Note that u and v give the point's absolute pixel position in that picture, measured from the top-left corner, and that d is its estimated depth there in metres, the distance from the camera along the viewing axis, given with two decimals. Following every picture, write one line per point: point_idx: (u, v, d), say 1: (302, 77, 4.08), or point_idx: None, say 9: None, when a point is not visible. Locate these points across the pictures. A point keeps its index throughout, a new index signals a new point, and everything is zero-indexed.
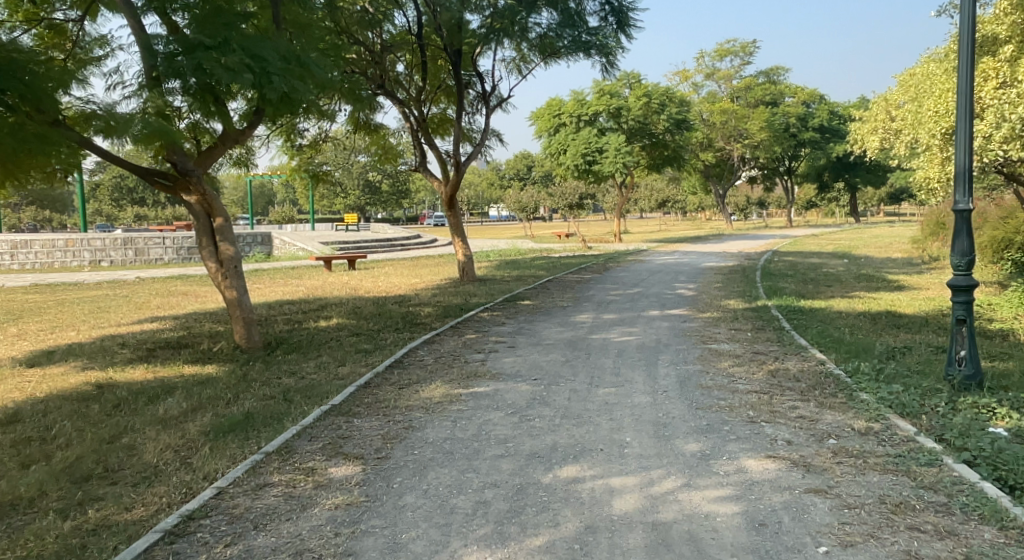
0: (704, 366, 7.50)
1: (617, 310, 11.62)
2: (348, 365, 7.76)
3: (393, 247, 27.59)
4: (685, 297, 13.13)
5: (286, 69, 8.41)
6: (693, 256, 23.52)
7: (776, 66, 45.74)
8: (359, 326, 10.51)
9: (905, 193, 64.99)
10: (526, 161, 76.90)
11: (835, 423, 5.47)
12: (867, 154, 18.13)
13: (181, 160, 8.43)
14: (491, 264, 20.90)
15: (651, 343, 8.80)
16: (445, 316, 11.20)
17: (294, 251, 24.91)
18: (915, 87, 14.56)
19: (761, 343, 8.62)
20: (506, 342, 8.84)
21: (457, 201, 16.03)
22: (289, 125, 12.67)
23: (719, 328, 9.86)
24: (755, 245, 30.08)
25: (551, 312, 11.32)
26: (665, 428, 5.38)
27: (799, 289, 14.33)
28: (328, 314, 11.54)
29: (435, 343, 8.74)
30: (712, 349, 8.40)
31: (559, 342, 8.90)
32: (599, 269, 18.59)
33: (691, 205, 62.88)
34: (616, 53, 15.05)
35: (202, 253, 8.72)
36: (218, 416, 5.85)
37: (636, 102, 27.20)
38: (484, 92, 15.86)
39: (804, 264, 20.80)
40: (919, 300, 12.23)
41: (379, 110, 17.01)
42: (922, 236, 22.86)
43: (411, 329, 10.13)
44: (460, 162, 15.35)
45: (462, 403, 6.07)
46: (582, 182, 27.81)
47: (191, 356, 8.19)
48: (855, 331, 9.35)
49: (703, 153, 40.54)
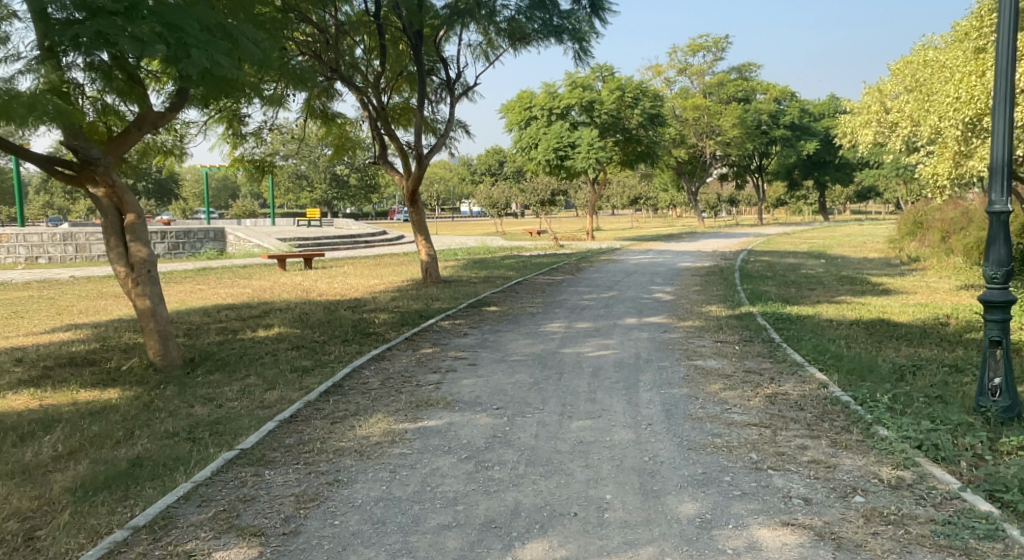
0: (691, 390, 6.47)
1: (590, 318, 10.57)
2: (278, 390, 6.65)
3: (355, 243, 26.34)
4: (663, 302, 12.13)
5: (208, 41, 7.39)
6: (668, 255, 22.66)
7: (749, 63, 45.11)
8: (303, 336, 9.36)
9: (873, 192, 65.04)
10: (497, 157, 75.62)
11: (856, 470, 4.47)
12: (859, 148, 17.36)
13: (84, 146, 7.24)
14: (457, 263, 19.77)
15: (630, 360, 7.75)
16: (401, 325, 10.07)
17: (249, 248, 23.55)
18: (914, 76, 13.73)
19: (752, 360, 7.63)
20: (466, 359, 7.74)
21: (419, 196, 14.89)
22: (231, 111, 11.49)
23: (704, 340, 8.88)
24: (729, 243, 29.45)
25: (518, 321, 10.23)
26: (652, 479, 4.37)
27: (784, 293, 13.42)
28: (270, 322, 10.34)
29: (383, 359, 7.61)
30: (698, 367, 7.38)
31: (526, 359, 7.82)
32: (570, 270, 17.59)
33: (663, 202, 62.31)
34: (590, 39, 14.04)
35: (110, 255, 7.54)
36: (97, 465, 4.80)
37: (609, 96, 26.30)
38: (448, 79, 14.74)
39: (782, 265, 20.01)
40: (913, 306, 11.39)
41: (336, 98, 15.83)
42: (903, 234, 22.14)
43: (361, 341, 9.00)
44: (422, 154, 14.21)
45: (404, 445, 4.98)
46: (553, 178, 26.80)
47: (92, 378, 7.05)
48: (854, 343, 8.40)
49: (676, 149, 39.81)
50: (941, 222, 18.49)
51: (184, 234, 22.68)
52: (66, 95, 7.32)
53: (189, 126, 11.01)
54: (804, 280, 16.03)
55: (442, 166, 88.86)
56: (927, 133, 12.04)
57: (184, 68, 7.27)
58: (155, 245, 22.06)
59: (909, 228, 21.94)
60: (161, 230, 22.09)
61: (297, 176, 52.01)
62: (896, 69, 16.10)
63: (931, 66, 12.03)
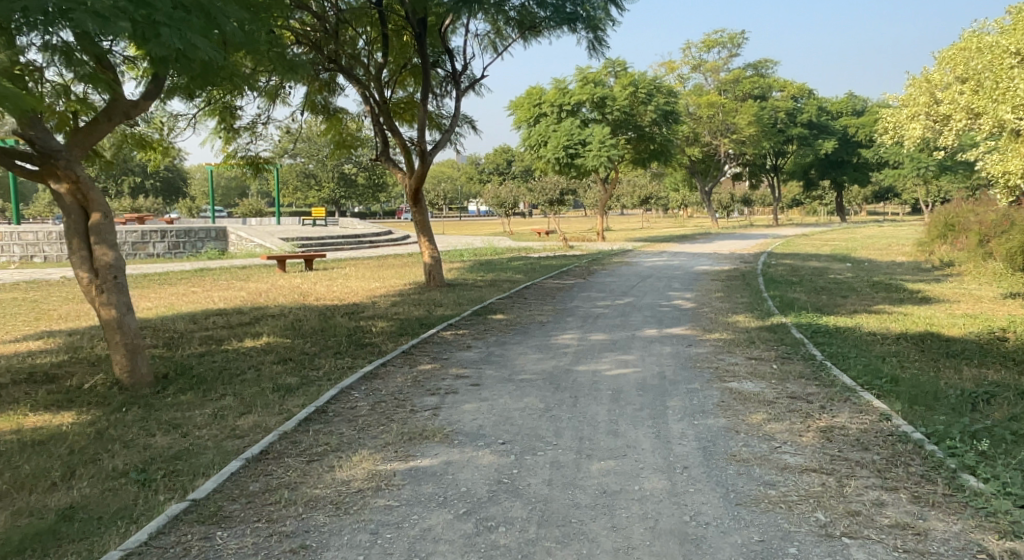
0: (730, 421, 5.58)
1: (606, 328, 9.67)
2: (254, 413, 5.79)
3: (360, 244, 25.52)
4: (684, 310, 11.22)
5: (182, 18, 6.63)
6: (684, 257, 21.68)
7: (764, 59, 44.00)
8: (294, 346, 8.47)
9: (891, 192, 63.72)
10: (506, 156, 74.74)
11: (953, 540, 3.58)
12: (909, 143, 16.13)
13: (43, 135, 6.37)
14: (463, 265, 18.90)
15: (655, 380, 6.87)
16: (399, 335, 9.18)
17: (251, 248, 22.61)
18: (971, 62, 12.44)
19: (794, 384, 6.73)
20: (469, 378, 6.86)
21: (423, 195, 14.03)
22: (223, 103, 10.67)
23: (734, 357, 7.99)
24: (746, 245, 28.49)
25: (527, 331, 9.35)
26: (697, 551, 3.53)
27: (815, 301, 12.49)
28: (260, 329, 9.46)
29: (376, 377, 6.74)
30: (733, 391, 6.48)
31: (537, 378, 6.93)
32: (582, 273, 16.69)
33: (674, 202, 61.30)
34: (605, 27, 13.17)
35: (72, 259, 6.63)
36: (19, 518, 3.97)
37: (622, 92, 25.38)
38: (454, 71, 13.87)
39: (806, 269, 19.07)
40: (961, 320, 10.45)
41: (339, 93, 15.09)
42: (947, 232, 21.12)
43: (354, 354, 8.10)
44: (425, 150, 13.35)
45: (390, 493, 4.13)
46: (564, 176, 25.89)
47: (48, 400, 6.21)
48: (907, 364, 7.49)
49: (690, 148, 38.85)
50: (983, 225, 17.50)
51: (185, 233, 21.89)
52: (17, 78, 6.38)
53: (175, 118, 10.20)
54: (833, 286, 15.13)
55: (452, 165, 88.29)
56: (991, 125, 10.87)
57: (154, 50, 6.52)
58: (154, 244, 21.31)
59: (940, 231, 21.53)
60: (159, 229, 21.34)
61: (304, 173, 51.44)
62: (944, 59, 14.94)
63: (994, 53, 10.91)
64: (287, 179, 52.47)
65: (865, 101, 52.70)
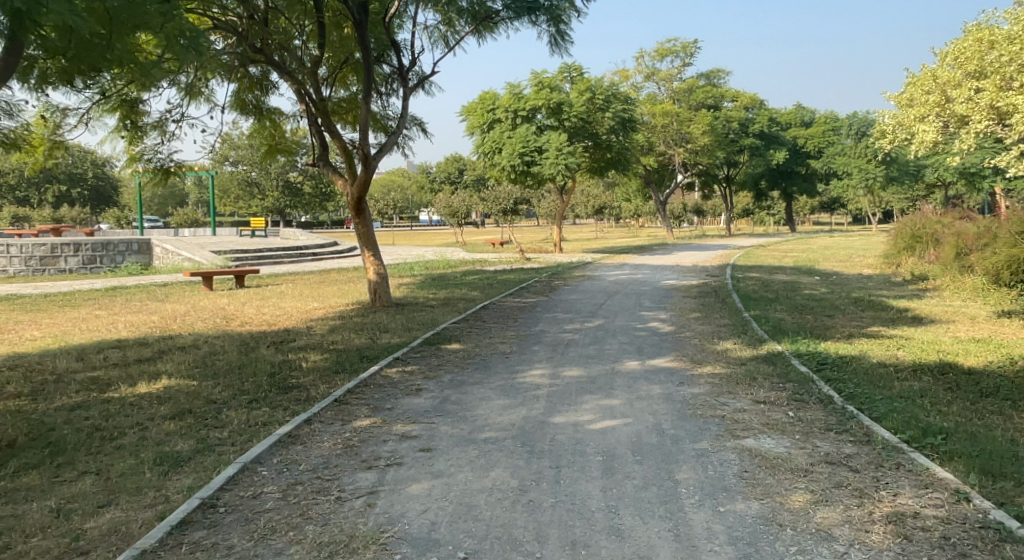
0: (765, 506, 4.22)
1: (579, 361, 8.21)
2: (116, 505, 4.15)
3: (301, 257, 23.66)
4: (663, 336, 9.89)
5: None
6: (647, 271, 20.48)
7: (717, 69, 43.41)
8: (197, 391, 6.76)
9: (838, 203, 64.11)
10: (457, 165, 73.17)
11: None
12: (917, 148, 14.66)
13: None
14: (413, 281, 17.37)
15: (653, 438, 5.46)
16: (334, 374, 7.54)
17: (177, 262, 20.51)
18: (998, 57, 11.29)
19: (825, 442, 5.42)
20: (418, 439, 5.32)
21: (366, 204, 12.45)
22: (125, 95, 8.95)
23: (739, 399, 6.68)
24: (707, 256, 27.60)
25: (488, 367, 7.82)
26: None
27: (802, 323, 11.32)
28: (161, 366, 7.70)
29: (295, 441, 5.14)
30: (755, 454, 5.12)
31: (504, 437, 5.44)
32: (543, 290, 15.32)
33: (627, 211, 60.57)
34: (568, 19, 11.76)
35: None
36: None
37: (579, 97, 24.16)
38: (400, 66, 12.35)
39: (776, 283, 18.08)
40: (971, 347, 9.42)
41: (272, 91, 13.44)
42: (923, 243, 20.75)
43: (273, 401, 6.45)
44: (368, 154, 11.80)
45: None
46: (518, 186, 24.49)
47: None
48: (943, 411, 6.31)
49: (645, 157, 37.82)
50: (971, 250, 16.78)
51: (102, 246, 19.77)
52: None
53: (64, 113, 8.50)
54: (814, 304, 14.06)
55: (402, 173, 86.30)
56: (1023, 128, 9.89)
57: None
58: (66, 258, 19.23)
59: (907, 243, 21.19)
60: (72, 241, 19.22)
61: (246, 181, 49.23)
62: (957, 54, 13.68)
63: None
64: (228, 187, 50.01)
65: (814, 112, 52.78)
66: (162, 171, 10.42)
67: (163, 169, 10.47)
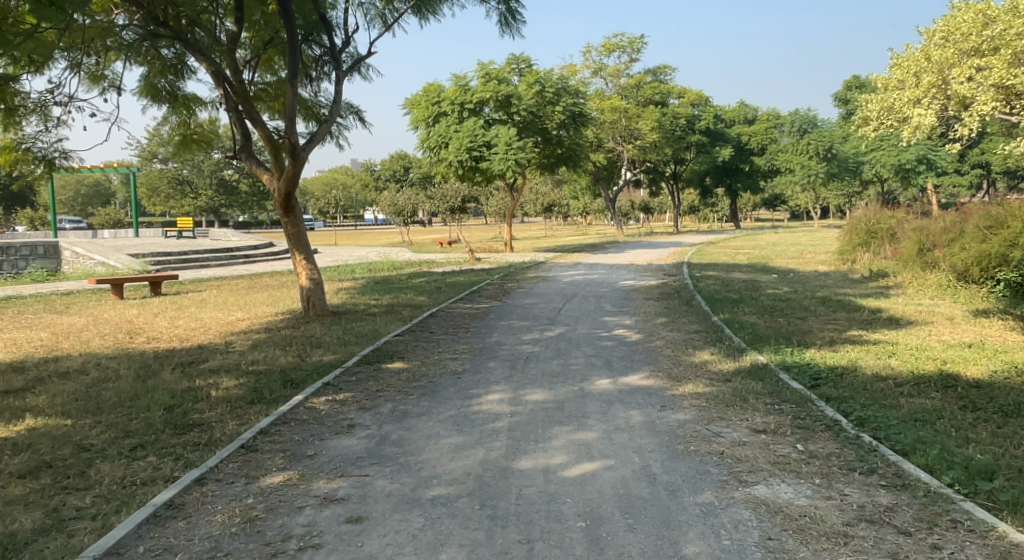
0: None
1: (542, 381, 7.03)
2: None
3: (232, 260, 21.93)
4: (632, 346, 8.81)
5: None
6: (602, 270, 19.50)
7: (663, 65, 42.86)
8: (67, 437, 5.37)
9: (780, 200, 64.61)
10: (401, 162, 71.33)
11: None
12: (903, 134, 13.99)
13: None
14: (353, 284, 15.99)
15: (644, 488, 4.36)
16: (248, 406, 6.18)
17: (90, 267, 18.60)
18: None
19: (853, 488, 4.37)
20: (345, 502, 4.10)
21: (295, 201, 11.06)
22: None
23: (735, 427, 5.62)
24: (661, 254, 26.77)
25: (436, 392, 6.57)
26: None
27: (777, 328, 10.40)
28: (31, 402, 6.27)
29: (178, 516, 3.90)
30: (775, 511, 4.05)
31: (457, 493, 4.27)
32: (495, 293, 14.14)
33: (575, 209, 59.75)
34: None
35: None
36: None
37: (528, 90, 22.96)
38: (332, 46, 10.99)
39: (736, 282, 17.29)
40: (965, 354, 8.57)
41: (188, 76, 11.94)
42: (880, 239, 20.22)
43: (164, 447, 5.13)
44: (297, 145, 10.42)
45: None
46: (465, 183, 23.24)
47: None
48: (974, 439, 5.33)
49: (594, 153, 36.97)
50: (935, 246, 16.27)
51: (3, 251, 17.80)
52: None
53: None
54: (781, 305, 13.24)
55: (345, 172, 83.89)
56: None
57: None
58: None
59: (862, 238, 20.63)
60: None
61: (176, 179, 46.67)
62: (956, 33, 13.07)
63: None
64: (156, 186, 47.21)
65: (757, 109, 52.92)
66: (44, 164, 8.84)
67: (47, 162, 8.92)
